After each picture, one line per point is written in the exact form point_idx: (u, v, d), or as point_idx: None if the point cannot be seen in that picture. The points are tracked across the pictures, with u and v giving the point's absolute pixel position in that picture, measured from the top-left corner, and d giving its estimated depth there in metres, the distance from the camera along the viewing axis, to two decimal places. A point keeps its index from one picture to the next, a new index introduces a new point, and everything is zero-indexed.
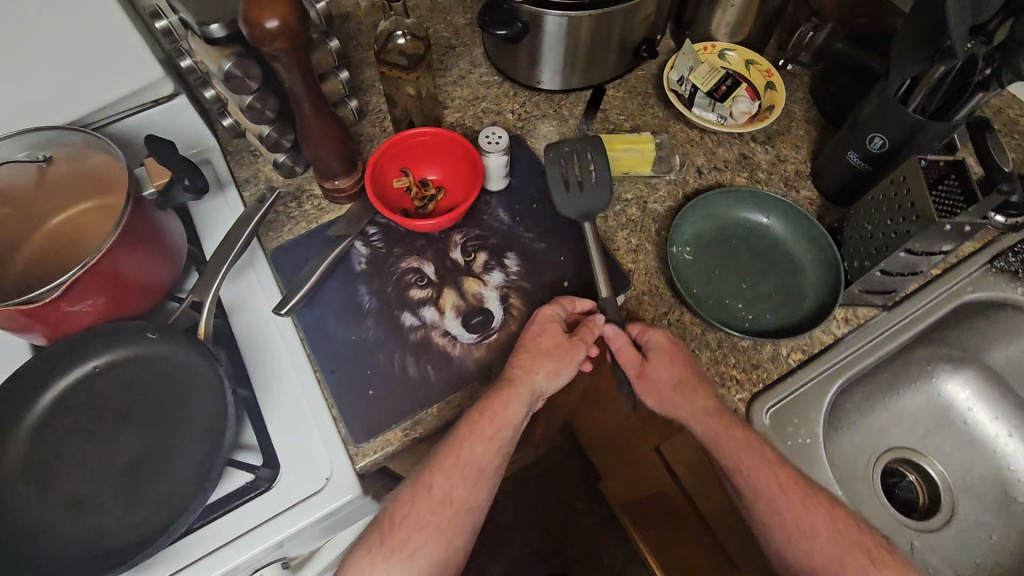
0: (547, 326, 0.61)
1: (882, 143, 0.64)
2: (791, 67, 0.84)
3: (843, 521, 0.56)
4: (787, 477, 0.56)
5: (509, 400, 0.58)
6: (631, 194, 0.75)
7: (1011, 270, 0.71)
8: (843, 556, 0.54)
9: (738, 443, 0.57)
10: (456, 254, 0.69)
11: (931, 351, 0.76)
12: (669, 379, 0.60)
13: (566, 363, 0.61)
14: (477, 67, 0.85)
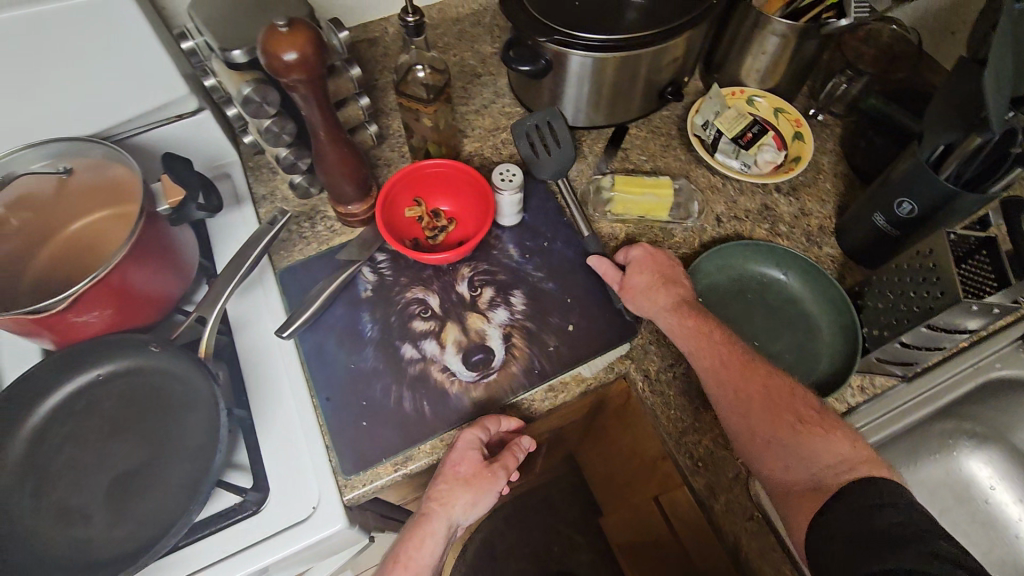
0: (462, 461, 0.58)
1: (909, 209, 0.61)
2: (822, 117, 0.82)
3: (806, 409, 0.56)
4: (742, 363, 0.58)
5: (427, 537, 0.58)
6: (645, 237, 0.74)
7: None
8: (811, 443, 0.53)
9: (695, 333, 0.60)
10: (462, 288, 0.69)
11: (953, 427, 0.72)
12: (641, 282, 0.65)
13: (481, 495, 0.59)
14: (500, 97, 0.85)
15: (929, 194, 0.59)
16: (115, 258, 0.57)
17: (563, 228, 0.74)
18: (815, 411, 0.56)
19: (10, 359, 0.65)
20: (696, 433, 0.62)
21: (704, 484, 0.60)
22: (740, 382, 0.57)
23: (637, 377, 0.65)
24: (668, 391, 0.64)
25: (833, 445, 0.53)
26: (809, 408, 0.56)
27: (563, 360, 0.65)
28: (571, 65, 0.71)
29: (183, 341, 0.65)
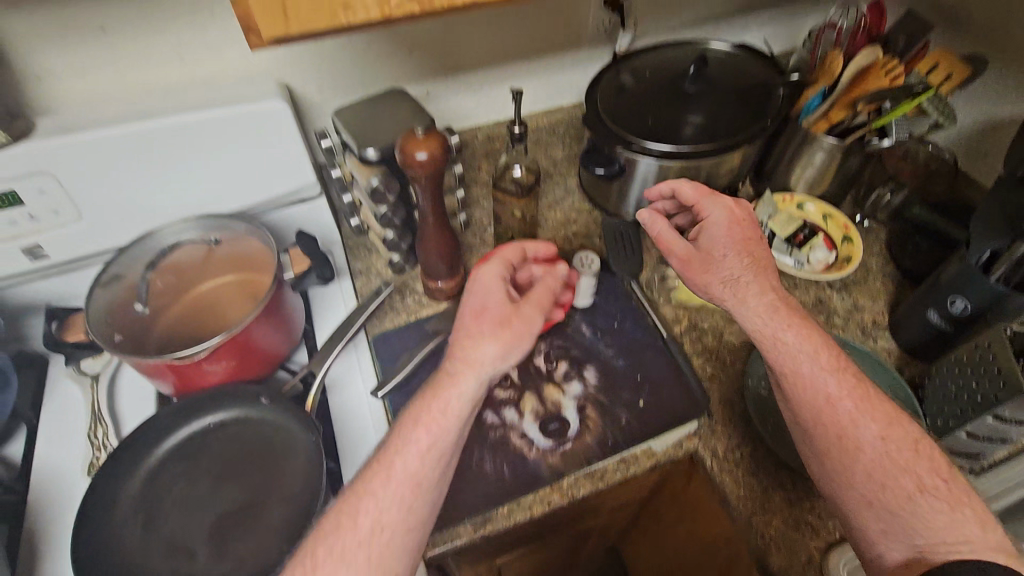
0: (488, 290, 0.61)
1: (963, 306, 0.66)
2: (869, 223, 0.89)
3: (931, 476, 0.53)
4: (860, 404, 0.56)
5: (454, 395, 0.55)
6: (707, 324, 0.80)
7: None
8: (930, 512, 0.51)
9: (794, 345, 0.59)
10: (539, 361, 0.75)
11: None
12: (728, 250, 0.65)
13: (512, 340, 0.58)
14: (571, 194, 0.96)
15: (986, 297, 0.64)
16: (247, 318, 0.66)
17: (631, 311, 0.80)
18: (941, 478, 0.53)
19: (131, 404, 0.72)
20: (766, 513, 0.64)
21: (779, 565, 0.61)
22: (848, 421, 0.56)
23: (705, 455, 0.68)
24: (737, 470, 0.67)
25: (958, 523, 0.50)
26: (935, 476, 0.53)
27: (634, 433, 0.69)
28: (642, 172, 0.82)
29: (288, 395, 0.71)
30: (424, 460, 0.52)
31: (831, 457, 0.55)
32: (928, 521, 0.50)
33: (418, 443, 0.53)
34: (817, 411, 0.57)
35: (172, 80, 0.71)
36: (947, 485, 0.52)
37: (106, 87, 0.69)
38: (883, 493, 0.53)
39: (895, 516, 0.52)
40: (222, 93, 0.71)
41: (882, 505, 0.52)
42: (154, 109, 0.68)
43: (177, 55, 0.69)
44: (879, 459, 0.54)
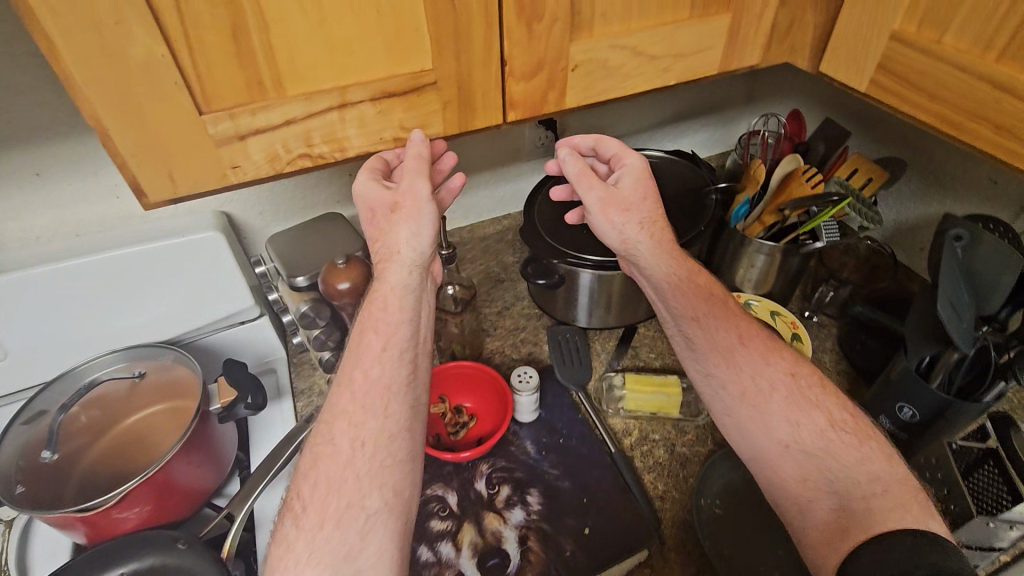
0: (372, 190, 0.53)
1: (911, 413, 0.64)
2: (816, 318, 0.90)
3: (840, 412, 0.57)
4: (765, 349, 0.62)
5: (386, 289, 0.53)
6: (658, 435, 0.77)
7: None
8: (841, 446, 0.54)
9: (709, 301, 0.64)
10: (480, 485, 0.71)
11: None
12: (636, 191, 0.65)
13: (411, 216, 0.53)
14: (520, 299, 0.96)
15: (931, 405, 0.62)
16: (166, 455, 0.63)
17: (578, 424, 0.78)
18: (850, 415, 0.57)
19: (43, 553, 0.68)
20: None
21: None
22: (754, 356, 0.61)
23: None
24: None
25: (868, 462, 0.53)
26: (843, 412, 0.57)
27: (579, 566, 0.64)
28: (584, 281, 0.81)
29: (207, 538, 0.67)
30: (387, 362, 0.51)
31: (744, 398, 0.60)
32: (839, 454, 0.54)
33: (373, 344, 0.51)
34: (727, 356, 0.62)
35: (109, 216, 0.73)
36: (855, 422, 0.56)
37: (39, 226, 0.70)
38: (800, 431, 0.56)
39: (812, 457, 0.54)
40: (157, 224, 0.72)
41: (800, 446, 0.56)
42: (86, 245, 0.69)
43: (114, 193, 0.71)
44: (791, 395, 0.58)
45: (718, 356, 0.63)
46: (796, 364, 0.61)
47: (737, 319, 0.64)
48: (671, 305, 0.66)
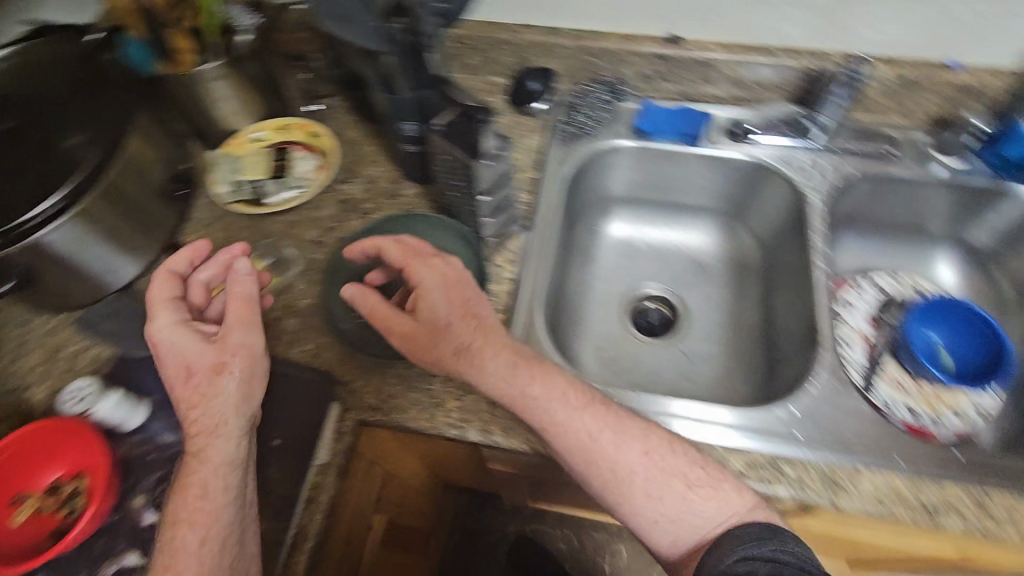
0: (188, 341, 0.58)
1: (412, 128, 0.69)
2: (321, 108, 0.90)
3: (694, 468, 0.59)
4: (615, 434, 0.60)
5: (207, 468, 0.54)
6: (275, 309, 0.72)
7: (571, 132, 0.88)
8: (700, 500, 0.57)
9: (542, 395, 0.60)
10: (149, 515, 0.58)
11: (574, 222, 0.90)
12: (444, 313, 0.62)
13: (239, 376, 0.57)
14: (33, 319, 0.73)
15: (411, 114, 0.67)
16: None
17: None
18: (699, 468, 0.59)
19: None
20: (442, 407, 0.65)
21: (478, 431, 0.64)
22: (615, 457, 0.59)
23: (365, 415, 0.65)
24: (396, 402, 0.66)
25: (719, 498, 0.57)
26: (695, 467, 0.59)
27: (295, 474, 0.62)
28: (58, 241, 0.62)
29: None
30: (224, 535, 0.53)
31: (607, 487, 0.59)
32: (696, 507, 0.57)
33: (200, 524, 0.52)
34: (555, 427, 0.60)
35: None
36: (704, 468, 0.59)
37: None
38: (664, 506, 0.58)
39: (685, 518, 0.58)
40: None
41: (677, 517, 0.58)
42: None
43: None
44: (649, 476, 0.59)
45: (570, 447, 0.59)
46: (647, 438, 0.60)
47: (583, 409, 0.61)
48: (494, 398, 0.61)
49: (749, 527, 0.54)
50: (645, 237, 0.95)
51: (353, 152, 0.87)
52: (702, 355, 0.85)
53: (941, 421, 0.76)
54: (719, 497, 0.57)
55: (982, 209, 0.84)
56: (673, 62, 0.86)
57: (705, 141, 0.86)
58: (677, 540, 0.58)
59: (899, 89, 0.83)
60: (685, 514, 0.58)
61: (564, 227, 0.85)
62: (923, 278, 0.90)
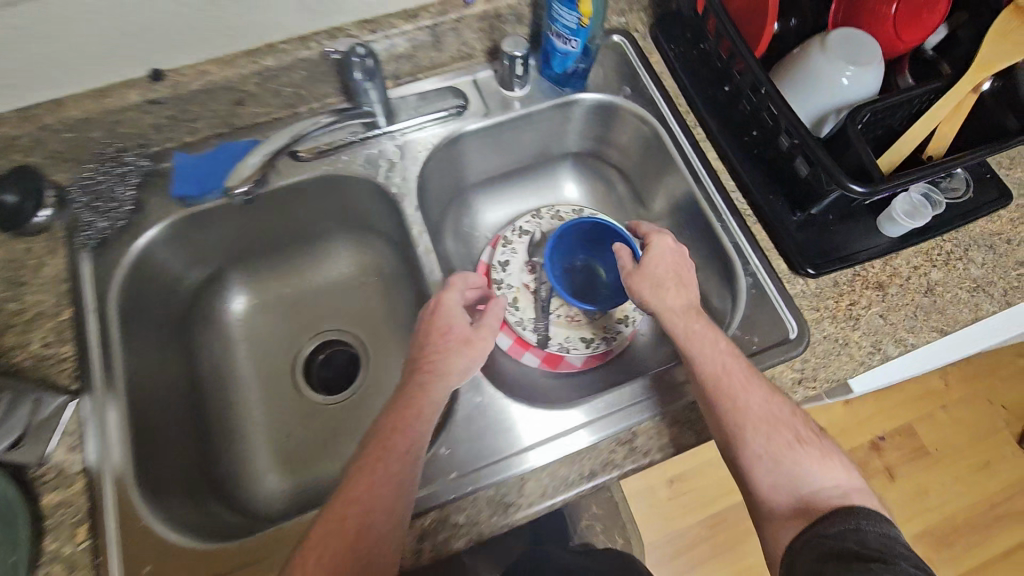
0: (460, 322, 0.65)
1: None
2: None
3: (807, 429, 0.61)
4: (750, 376, 0.62)
5: (429, 405, 0.59)
6: None
7: (98, 236, 0.67)
8: (808, 461, 0.59)
9: (725, 354, 0.63)
10: None
11: (179, 326, 0.76)
12: (678, 302, 0.68)
13: (473, 357, 0.63)
14: None
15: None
16: None
17: None
18: (812, 432, 0.61)
19: None
20: None
21: None
22: (742, 391, 0.61)
23: None
24: None
25: (830, 468, 0.59)
26: (811, 429, 0.61)
27: None
28: None
29: None
30: (400, 480, 0.55)
31: (732, 421, 0.60)
32: (810, 466, 0.59)
33: (383, 467, 0.55)
34: (715, 377, 0.62)
35: None
36: (819, 438, 0.61)
37: None
38: (772, 442, 0.60)
39: (784, 468, 0.59)
40: None
41: (793, 465, 0.59)
42: None
43: None
44: (763, 412, 0.61)
45: (708, 370, 0.62)
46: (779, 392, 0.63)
47: (750, 377, 0.62)
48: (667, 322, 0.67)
49: (866, 513, 0.55)
50: (285, 289, 0.84)
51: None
52: (391, 375, 0.82)
53: (613, 335, 0.83)
54: (829, 466, 0.59)
55: (566, 124, 0.84)
56: (174, 100, 0.68)
57: (266, 179, 0.72)
58: (778, 487, 0.58)
59: (434, 38, 0.75)
60: (795, 465, 0.59)
61: (150, 354, 0.70)
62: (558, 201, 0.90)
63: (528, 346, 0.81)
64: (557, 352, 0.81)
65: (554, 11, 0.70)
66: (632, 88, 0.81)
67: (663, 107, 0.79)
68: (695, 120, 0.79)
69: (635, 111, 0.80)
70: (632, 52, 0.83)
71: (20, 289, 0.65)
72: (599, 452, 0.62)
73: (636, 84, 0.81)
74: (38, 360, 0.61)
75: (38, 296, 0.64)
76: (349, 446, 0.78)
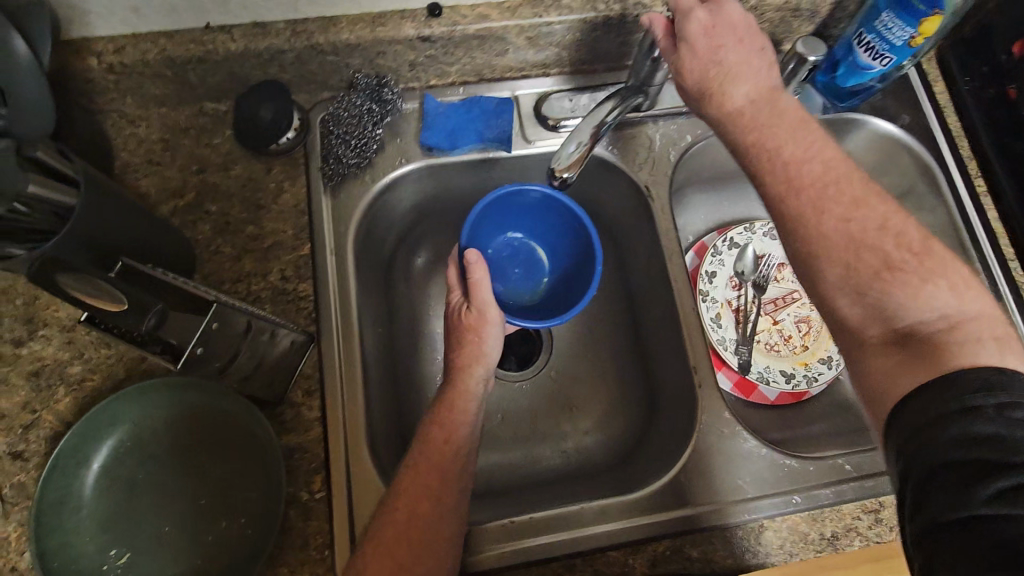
0: (459, 308, 0.61)
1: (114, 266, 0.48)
2: None
3: (902, 249, 0.47)
4: (852, 186, 0.49)
5: (454, 418, 0.57)
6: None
7: (340, 172, 0.63)
8: (901, 292, 0.46)
9: (819, 169, 0.50)
10: None
11: (386, 277, 0.71)
12: (749, 109, 0.53)
13: (492, 337, 0.61)
14: None
15: (58, 257, 0.44)
16: None
17: None
18: (915, 251, 0.47)
19: None
20: None
21: None
22: (818, 207, 0.48)
23: None
24: None
25: (926, 292, 0.45)
26: (903, 249, 0.47)
27: None
28: None
29: None
30: (440, 495, 0.53)
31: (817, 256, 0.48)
32: (910, 296, 0.45)
33: (417, 486, 0.53)
34: (786, 191, 0.50)
35: None
36: (919, 260, 0.47)
37: None
38: (854, 268, 0.47)
39: (869, 298, 0.46)
40: None
41: (885, 295, 0.46)
42: None
43: None
44: (844, 228, 0.48)
45: (778, 180, 0.50)
46: (877, 197, 0.49)
47: (852, 185, 0.49)
48: (712, 115, 0.55)
49: (980, 376, 0.40)
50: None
51: (27, 287, 0.58)
52: (584, 366, 0.76)
53: (814, 376, 0.76)
54: (927, 291, 0.45)
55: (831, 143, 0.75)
56: (442, 42, 0.61)
57: (510, 144, 0.66)
58: (866, 316, 0.47)
59: None
60: (908, 300, 0.45)
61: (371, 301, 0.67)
62: (755, 216, 0.84)
63: (722, 366, 0.76)
64: (754, 380, 0.75)
65: (880, 20, 0.61)
66: (911, 117, 0.72)
67: (944, 147, 0.71)
68: (977, 168, 0.71)
69: (913, 147, 0.72)
70: (916, 76, 0.74)
71: (259, 214, 0.62)
72: (842, 515, 0.58)
73: (917, 114, 0.72)
74: (278, 294, 0.59)
75: (276, 225, 0.61)
76: (535, 432, 0.72)
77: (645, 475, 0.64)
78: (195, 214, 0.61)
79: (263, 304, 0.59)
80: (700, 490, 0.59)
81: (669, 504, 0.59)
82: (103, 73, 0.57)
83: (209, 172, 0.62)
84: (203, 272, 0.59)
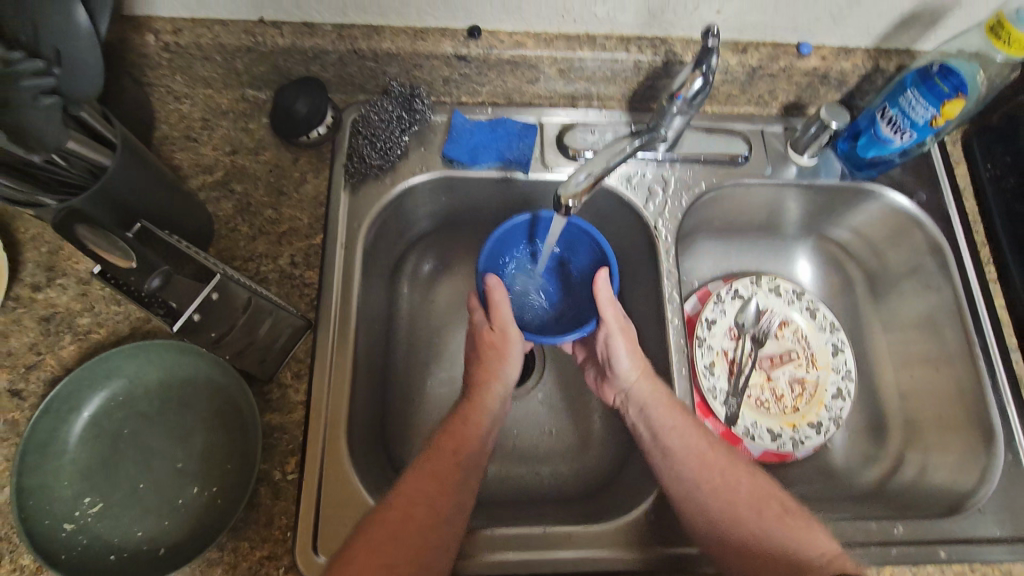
0: (481, 327, 0.65)
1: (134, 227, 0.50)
2: None
3: (784, 499, 0.58)
4: (726, 463, 0.60)
5: (473, 432, 0.59)
6: None
7: (365, 170, 0.66)
8: (796, 535, 0.55)
9: (702, 468, 0.59)
10: None
11: (391, 277, 0.73)
12: (654, 398, 0.63)
13: (511, 359, 0.64)
14: None
15: (86, 212, 0.47)
16: None
17: None
18: (789, 504, 0.58)
19: None
20: None
21: None
22: (727, 469, 0.59)
23: None
24: None
25: (816, 537, 0.55)
26: (790, 511, 0.57)
27: None
28: None
29: None
30: (432, 495, 0.54)
31: (718, 495, 0.58)
32: (790, 537, 0.55)
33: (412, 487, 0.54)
34: (683, 473, 0.59)
35: None
36: (784, 512, 0.57)
37: None
38: (751, 515, 0.57)
39: (774, 535, 0.56)
40: None
41: (788, 525, 0.56)
42: None
43: None
44: (754, 500, 0.58)
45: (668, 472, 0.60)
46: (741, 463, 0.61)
47: (727, 462, 0.60)
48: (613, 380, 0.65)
49: None
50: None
51: (54, 237, 0.62)
52: (570, 393, 0.76)
53: (801, 439, 0.75)
54: (814, 533, 0.56)
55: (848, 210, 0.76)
56: (477, 62, 0.64)
57: (527, 167, 0.68)
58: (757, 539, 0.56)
59: (748, 79, 0.68)
60: (796, 538, 0.55)
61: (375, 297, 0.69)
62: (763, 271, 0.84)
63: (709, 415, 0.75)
64: (740, 434, 0.75)
65: (904, 96, 0.63)
66: (928, 195, 0.73)
67: (957, 230, 0.72)
68: (988, 255, 0.71)
69: (929, 227, 0.72)
70: (938, 156, 0.74)
71: (279, 200, 0.65)
72: None
73: (934, 193, 0.73)
74: (285, 277, 0.62)
75: (295, 212, 0.64)
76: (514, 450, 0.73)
77: (614, 509, 0.64)
78: (220, 192, 0.64)
79: (268, 285, 0.61)
80: (667, 535, 0.59)
81: (632, 542, 0.59)
82: (157, 50, 0.61)
83: (240, 154, 0.66)
84: (218, 247, 0.62)
